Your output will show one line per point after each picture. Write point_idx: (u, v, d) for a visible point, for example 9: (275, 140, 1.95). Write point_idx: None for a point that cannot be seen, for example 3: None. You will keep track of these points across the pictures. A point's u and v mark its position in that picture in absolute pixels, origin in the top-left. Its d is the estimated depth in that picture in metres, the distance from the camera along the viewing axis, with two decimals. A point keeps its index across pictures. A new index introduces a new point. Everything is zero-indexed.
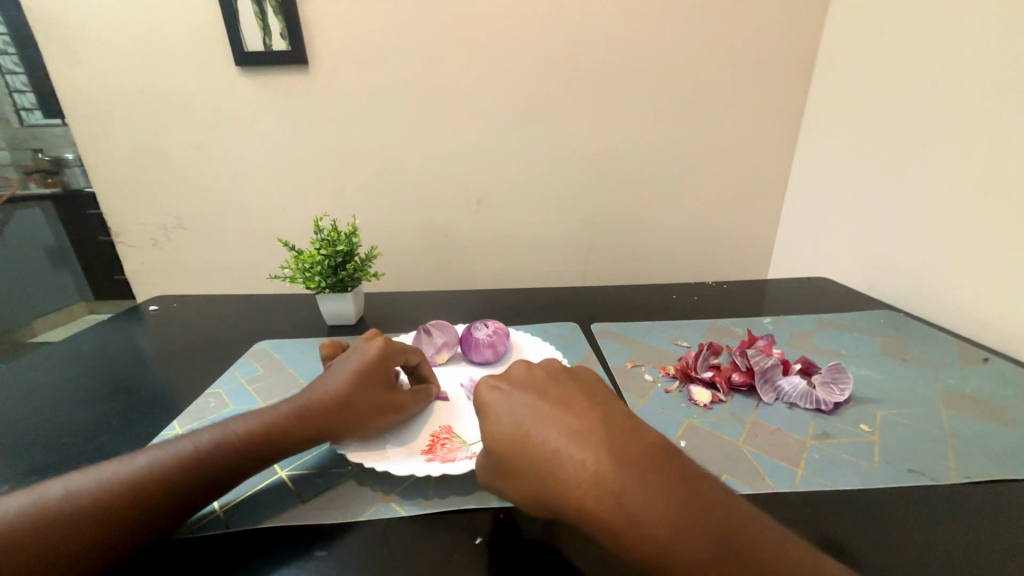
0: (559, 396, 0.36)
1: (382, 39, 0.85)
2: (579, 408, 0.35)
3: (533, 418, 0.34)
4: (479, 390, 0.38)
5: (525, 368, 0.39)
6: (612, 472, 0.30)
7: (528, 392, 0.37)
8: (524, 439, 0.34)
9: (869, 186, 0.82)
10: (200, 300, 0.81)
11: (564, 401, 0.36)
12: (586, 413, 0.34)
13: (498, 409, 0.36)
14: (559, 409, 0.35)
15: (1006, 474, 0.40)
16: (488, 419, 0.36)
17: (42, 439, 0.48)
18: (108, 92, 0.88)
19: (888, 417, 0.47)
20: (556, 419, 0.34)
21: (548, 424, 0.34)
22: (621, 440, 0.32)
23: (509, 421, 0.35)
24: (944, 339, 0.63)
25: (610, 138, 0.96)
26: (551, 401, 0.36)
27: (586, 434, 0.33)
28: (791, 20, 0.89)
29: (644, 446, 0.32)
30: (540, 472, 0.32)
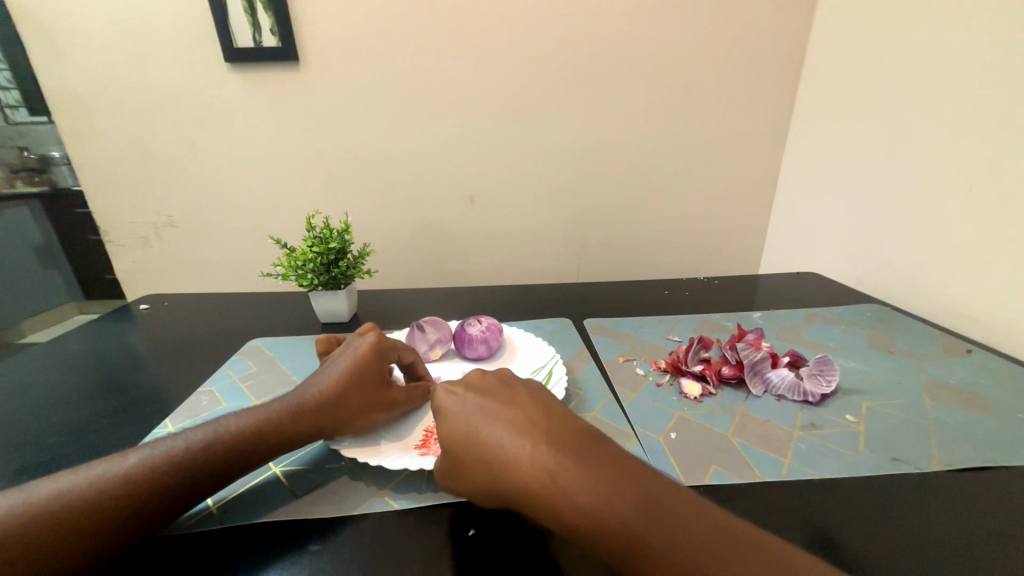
0: (506, 394, 0.38)
1: (375, 35, 0.85)
2: (523, 404, 0.37)
3: (480, 413, 0.36)
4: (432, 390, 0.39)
5: (479, 372, 0.41)
6: (553, 458, 0.32)
7: (476, 390, 0.39)
8: (469, 434, 0.35)
9: (858, 182, 0.83)
10: (192, 299, 0.81)
11: (510, 398, 0.37)
12: (529, 409, 0.36)
13: (448, 405, 0.38)
14: (505, 405, 0.37)
15: (985, 461, 0.41)
16: (439, 418, 0.37)
17: (32, 439, 0.47)
18: (94, 88, 0.87)
19: (873, 407, 0.48)
20: (503, 413, 0.36)
21: (493, 418, 0.35)
22: (560, 430, 0.34)
23: (458, 416, 0.37)
24: (930, 332, 0.64)
25: (603, 135, 0.96)
26: (498, 399, 0.37)
27: (527, 427, 0.34)
28: (781, 17, 0.90)
29: (580, 436, 0.34)
30: (487, 464, 0.33)
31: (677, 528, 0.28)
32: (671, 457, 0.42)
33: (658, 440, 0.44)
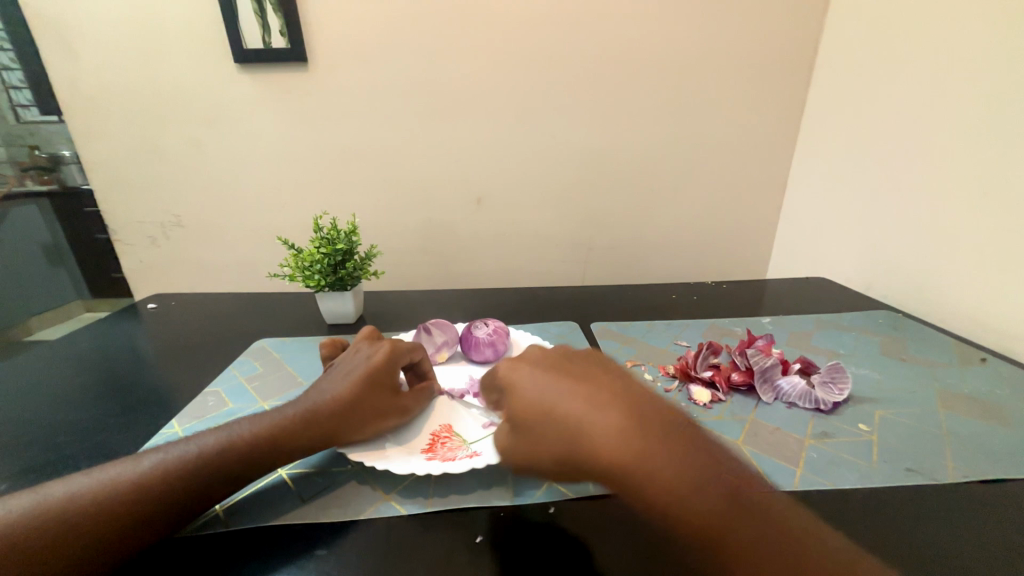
0: (581, 372, 0.37)
1: (383, 37, 0.85)
2: (604, 382, 0.36)
3: (560, 387, 0.35)
4: (506, 367, 0.39)
5: (546, 352, 0.40)
6: (637, 437, 0.31)
7: (551, 368, 0.38)
8: (548, 408, 0.34)
9: (869, 187, 0.82)
10: (199, 299, 0.81)
11: (586, 376, 0.36)
12: (607, 387, 0.35)
13: (523, 379, 0.37)
14: (583, 382, 0.36)
15: (1002, 473, 0.40)
16: (513, 392, 0.37)
17: (40, 437, 0.47)
18: (106, 88, 0.87)
19: (885, 416, 0.47)
20: (583, 389, 0.35)
21: (572, 393, 0.34)
22: (640, 410, 0.33)
23: (534, 391, 0.36)
24: (942, 340, 0.64)
25: (611, 137, 0.96)
26: (575, 377, 0.36)
27: (609, 404, 0.33)
28: (791, 20, 0.89)
29: (660, 418, 0.33)
30: (564, 433, 0.33)
31: (757, 522, 0.28)
32: None
33: None
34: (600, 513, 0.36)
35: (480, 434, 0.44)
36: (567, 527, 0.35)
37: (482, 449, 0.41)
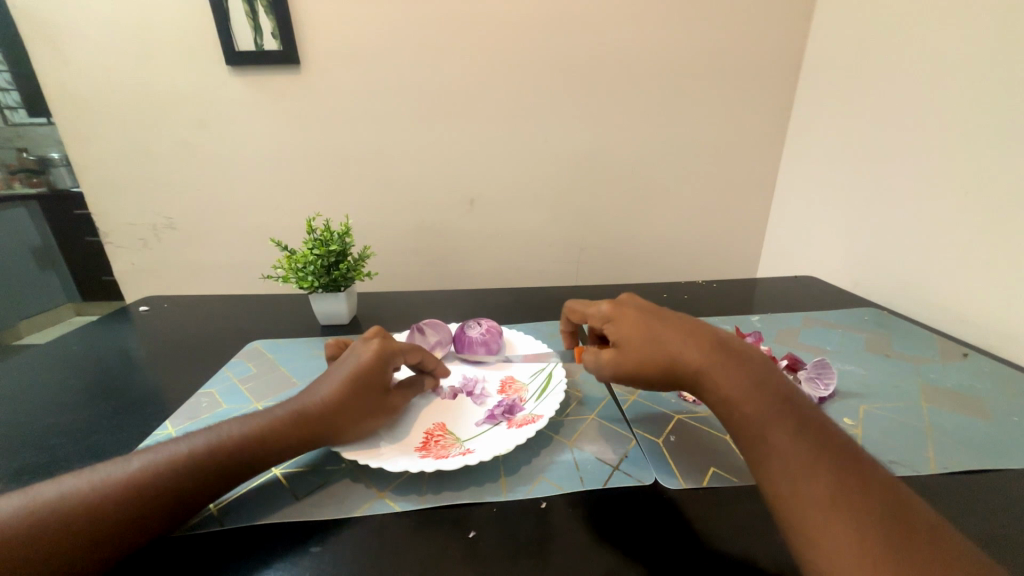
0: (671, 312, 0.41)
1: (375, 39, 0.86)
2: (693, 320, 0.40)
3: (652, 317, 0.40)
4: (604, 307, 0.43)
5: (637, 298, 0.45)
6: (717, 353, 0.36)
7: (642, 304, 0.43)
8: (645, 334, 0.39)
9: (856, 187, 0.83)
10: (192, 301, 0.81)
11: (678, 315, 0.41)
12: (695, 324, 0.39)
13: (622, 315, 0.42)
14: (675, 318, 0.40)
15: (981, 464, 0.41)
16: (616, 325, 0.41)
17: (31, 439, 0.47)
18: (96, 90, 0.87)
19: (870, 410, 0.49)
20: (675, 322, 0.39)
21: (665, 323, 0.39)
22: (725, 341, 0.37)
23: (632, 322, 0.40)
24: (927, 336, 0.65)
25: (603, 138, 0.97)
26: (666, 314, 0.41)
27: (698, 334, 0.38)
28: (778, 23, 0.91)
29: (740, 349, 0.37)
30: (651, 348, 0.38)
31: (806, 423, 0.32)
32: (671, 460, 0.42)
33: (657, 443, 0.44)
34: (590, 509, 0.37)
35: (473, 432, 0.45)
36: (558, 522, 0.36)
37: (475, 446, 0.42)
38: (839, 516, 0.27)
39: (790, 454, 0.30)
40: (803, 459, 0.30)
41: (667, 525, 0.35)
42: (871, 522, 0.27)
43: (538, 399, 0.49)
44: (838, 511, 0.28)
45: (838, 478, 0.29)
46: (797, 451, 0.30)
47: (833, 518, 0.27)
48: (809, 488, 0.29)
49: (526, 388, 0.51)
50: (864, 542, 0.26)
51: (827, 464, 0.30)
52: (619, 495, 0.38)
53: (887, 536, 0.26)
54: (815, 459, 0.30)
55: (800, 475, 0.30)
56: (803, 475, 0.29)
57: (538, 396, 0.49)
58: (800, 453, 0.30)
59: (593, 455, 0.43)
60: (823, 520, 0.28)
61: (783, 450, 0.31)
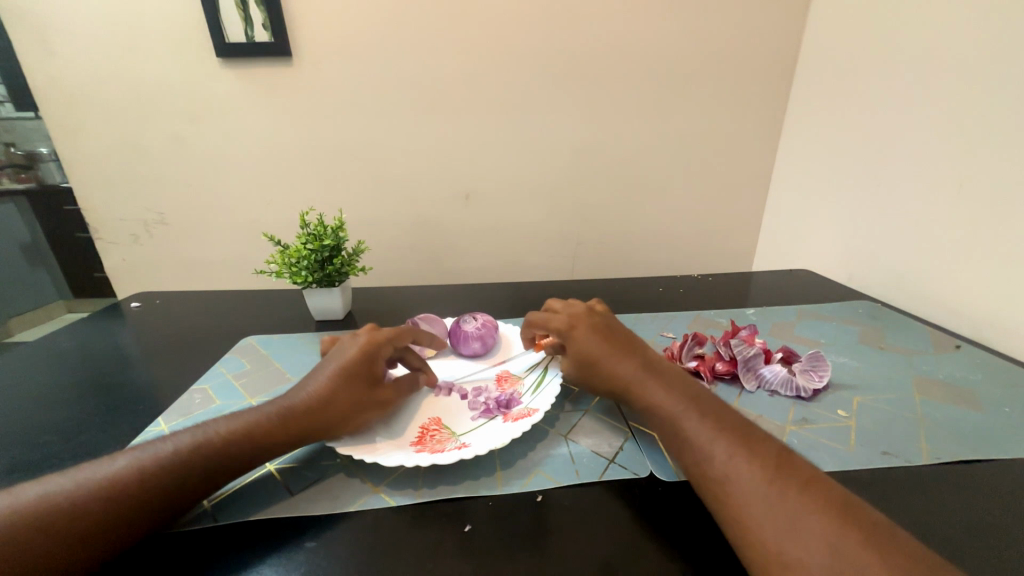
0: (610, 329, 0.48)
1: (368, 30, 0.84)
2: (626, 337, 0.47)
3: (601, 335, 0.47)
4: (555, 324, 0.50)
5: (584, 309, 0.51)
6: (644, 367, 0.43)
7: (593, 320, 0.49)
8: (587, 353, 0.46)
9: (851, 181, 0.84)
10: (184, 297, 0.80)
11: (615, 331, 0.48)
12: (627, 341, 0.47)
13: (569, 333, 0.49)
14: (611, 336, 0.47)
15: (973, 455, 0.41)
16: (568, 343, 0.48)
17: (21, 438, 0.47)
18: (84, 83, 0.85)
19: (863, 402, 0.49)
20: (610, 339, 0.47)
21: (602, 341, 0.46)
22: (649, 356, 0.45)
23: (577, 341, 0.48)
24: (920, 328, 0.65)
25: (599, 132, 0.96)
26: (607, 332, 0.48)
27: (628, 351, 0.45)
28: (774, 16, 0.90)
29: (662, 363, 0.44)
30: (594, 364, 0.46)
31: (713, 413, 0.38)
32: (667, 452, 0.42)
33: (652, 436, 0.44)
34: (587, 502, 0.37)
35: (469, 426, 0.45)
36: (555, 515, 0.36)
37: (470, 440, 0.42)
38: (749, 493, 0.32)
39: (708, 442, 0.35)
40: (719, 445, 0.35)
41: (663, 519, 0.35)
42: (778, 493, 0.31)
43: (534, 392, 0.49)
44: (739, 480, 0.32)
45: (748, 458, 0.33)
46: (711, 438, 0.35)
47: (736, 487, 0.32)
48: (725, 470, 0.33)
49: (521, 382, 0.51)
50: (773, 512, 0.30)
51: (739, 447, 0.34)
52: (616, 488, 0.38)
53: (790, 504, 0.30)
54: (727, 441, 0.35)
55: (704, 453, 0.35)
56: (720, 460, 0.34)
57: (534, 390, 0.49)
58: (709, 437, 0.36)
59: (588, 449, 0.43)
60: (738, 497, 0.32)
61: (698, 436, 0.36)
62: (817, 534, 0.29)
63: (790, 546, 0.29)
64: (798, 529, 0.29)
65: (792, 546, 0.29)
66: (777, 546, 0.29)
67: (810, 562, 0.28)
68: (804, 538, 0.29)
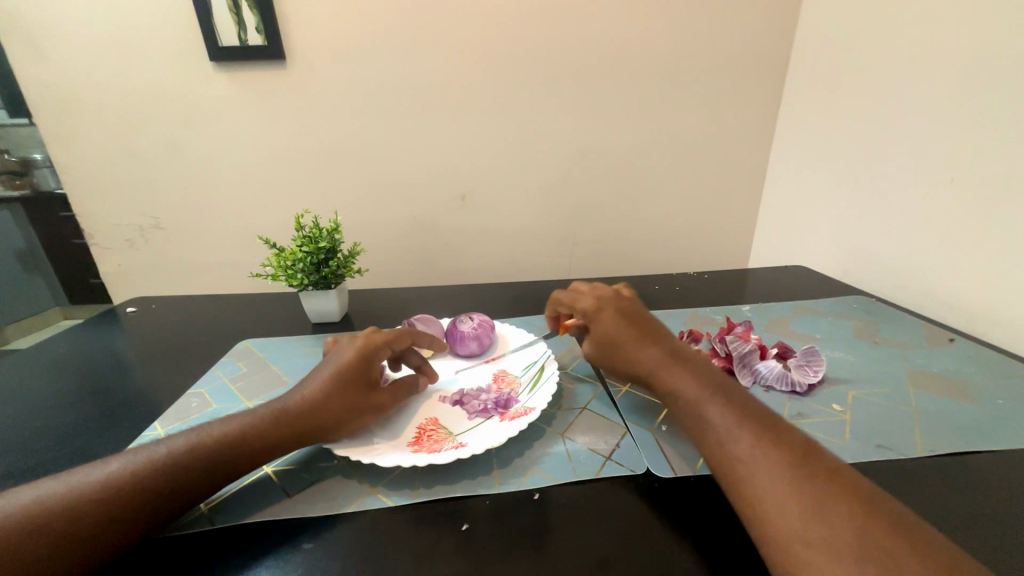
0: (637, 314, 0.48)
1: (361, 32, 0.85)
2: (652, 323, 0.47)
3: (627, 319, 0.47)
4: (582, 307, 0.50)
5: (611, 294, 0.51)
6: (668, 353, 0.43)
7: (620, 305, 0.48)
8: (613, 337, 0.46)
9: (844, 176, 0.84)
10: (180, 302, 0.80)
11: (642, 317, 0.47)
12: (653, 327, 0.46)
13: (596, 317, 0.48)
14: (638, 320, 0.47)
15: (968, 447, 0.42)
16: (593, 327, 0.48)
17: (18, 445, 0.47)
18: (76, 89, 0.85)
19: (858, 396, 0.49)
20: (637, 324, 0.46)
21: (628, 326, 0.46)
22: (674, 343, 0.44)
23: (604, 325, 0.47)
24: (914, 322, 0.66)
25: (593, 131, 0.96)
26: (634, 317, 0.47)
27: (653, 336, 0.45)
28: (766, 14, 0.91)
29: (686, 349, 0.44)
30: (619, 348, 0.45)
31: (735, 400, 0.37)
32: (662, 449, 0.42)
33: (649, 433, 0.44)
34: (584, 500, 0.37)
35: (466, 426, 0.45)
36: (552, 513, 0.36)
37: (467, 440, 0.42)
38: (774, 474, 0.32)
39: (730, 428, 0.35)
40: (741, 429, 0.35)
41: (658, 515, 0.36)
42: (799, 478, 0.31)
43: (531, 391, 0.49)
44: (762, 465, 0.32)
45: (770, 444, 0.33)
46: (733, 424, 0.35)
47: (757, 472, 0.32)
48: (747, 454, 0.33)
49: (518, 381, 0.51)
50: (792, 495, 0.30)
51: (761, 434, 0.34)
52: (612, 485, 0.38)
53: (808, 489, 0.30)
54: (747, 428, 0.35)
55: (725, 439, 0.35)
56: (743, 443, 0.34)
57: (531, 388, 0.49)
58: (730, 423, 0.36)
59: (585, 446, 0.43)
60: (759, 479, 0.32)
61: (719, 422, 0.36)
62: (841, 516, 0.29)
63: (814, 527, 0.29)
64: (816, 513, 0.29)
65: (816, 526, 0.29)
66: (800, 526, 0.29)
67: (835, 543, 0.28)
68: (822, 525, 0.28)
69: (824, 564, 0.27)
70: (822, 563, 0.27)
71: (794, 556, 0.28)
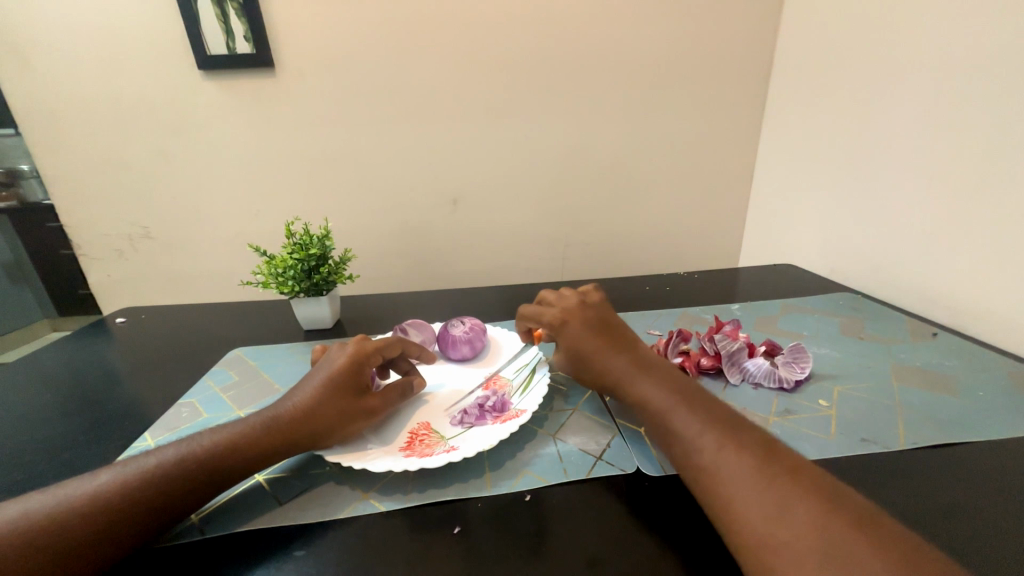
0: (604, 325, 0.48)
1: (350, 39, 0.85)
2: (618, 333, 0.47)
3: (593, 331, 0.47)
4: (546, 319, 0.50)
5: (577, 302, 0.50)
6: (634, 365, 0.43)
7: (585, 316, 0.48)
8: (581, 352, 0.46)
9: (830, 176, 0.85)
10: (170, 311, 0.79)
11: (608, 328, 0.48)
12: (619, 338, 0.47)
13: (563, 330, 0.48)
14: (603, 332, 0.47)
15: (949, 439, 0.42)
16: (562, 339, 0.48)
17: (7, 457, 0.46)
18: (63, 99, 0.85)
19: (844, 391, 0.50)
20: (602, 336, 0.46)
21: (594, 339, 0.46)
22: (641, 354, 0.45)
23: (571, 338, 0.47)
24: (898, 317, 0.67)
25: (582, 135, 0.97)
26: (601, 330, 0.47)
27: (621, 348, 0.45)
28: (750, 15, 0.92)
29: (653, 360, 0.44)
30: (588, 361, 0.46)
31: (700, 404, 0.38)
32: (652, 446, 0.42)
33: (639, 431, 0.45)
34: (576, 500, 0.37)
35: (458, 428, 0.45)
36: (545, 514, 0.36)
37: (459, 443, 0.42)
38: (737, 480, 0.32)
39: (695, 434, 0.36)
40: (706, 434, 0.35)
41: (648, 513, 0.36)
42: (765, 481, 0.31)
43: (523, 393, 0.49)
44: (728, 468, 0.33)
45: (735, 448, 0.34)
46: (698, 429, 0.36)
47: (723, 476, 0.33)
48: (712, 459, 0.34)
49: (510, 384, 0.52)
50: (760, 496, 0.31)
51: (726, 437, 0.34)
52: (604, 485, 0.39)
53: (778, 490, 0.31)
54: (713, 432, 0.35)
55: (690, 445, 0.36)
56: (707, 450, 0.34)
57: (522, 390, 0.50)
58: (696, 429, 0.36)
59: (576, 446, 0.43)
60: (726, 484, 0.32)
61: (683, 430, 0.37)
62: (802, 517, 0.29)
63: (776, 529, 0.29)
64: (788, 515, 0.29)
65: (778, 530, 0.29)
66: (764, 531, 0.30)
67: (796, 544, 0.28)
68: (793, 523, 0.29)
69: (786, 566, 0.28)
70: (785, 565, 0.28)
71: (760, 559, 0.29)
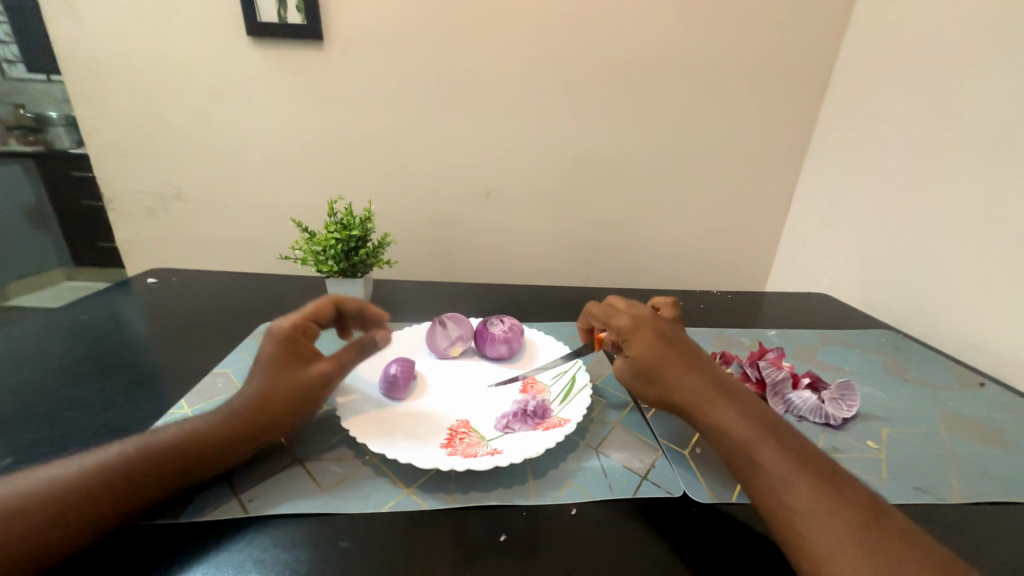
0: (677, 340, 0.45)
1: (402, 19, 0.84)
2: (691, 351, 0.44)
3: (666, 343, 0.44)
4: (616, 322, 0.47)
5: (647, 313, 0.47)
6: (713, 388, 0.41)
7: (658, 326, 0.45)
8: (650, 363, 0.43)
9: (877, 208, 0.83)
10: (200, 277, 0.79)
11: (681, 344, 0.44)
12: (692, 356, 0.43)
13: (631, 334, 0.45)
14: (676, 346, 0.44)
15: (1005, 497, 0.41)
16: (629, 346, 0.44)
17: (47, 411, 0.46)
18: (109, 51, 0.84)
19: (892, 434, 0.49)
20: (676, 351, 0.43)
21: (667, 352, 0.43)
22: (716, 377, 0.42)
23: (640, 344, 0.44)
24: (942, 362, 0.65)
25: (626, 140, 0.96)
26: (674, 344, 0.44)
27: (697, 367, 0.42)
28: (812, 35, 0.90)
29: (729, 386, 0.41)
30: (657, 374, 0.42)
31: (787, 441, 0.37)
32: (697, 471, 0.41)
33: (682, 454, 0.44)
34: (621, 519, 0.37)
35: (498, 431, 0.44)
36: (589, 530, 0.36)
37: (502, 447, 0.41)
38: (838, 532, 0.31)
39: (786, 475, 0.34)
40: (799, 478, 0.34)
41: (697, 542, 0.35)
42: (864, 537, 0.31)
43: (564, 401, 0.48)
44: (821, 516, 0.32)
45: (830, 497, 0.33)
46: (789, 470, 0.35)
47: (817, 524, 0.32)
48: (807, 505, 0.33)
49: (548, 390, 0.51)
50: (860, 553, 0.30)
51: (820, 484, 0.34)
52: (649, 506, 0.38)
53: (877, 548, 0.30)
54: (805, 476, 0.34)
55: (779, 485, 0.34)
56: (800, 494, 0.33)
57: (563, 398, 0.49)
58: (786, 469, 0.35)
59: (620, 463, 0.42)
60: (822, 533, 0.31)
61: (772, 467, 0.35)
62: None
63: None
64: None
65: None
66: None
67: None
68: None
69: None
70: None
71: None
